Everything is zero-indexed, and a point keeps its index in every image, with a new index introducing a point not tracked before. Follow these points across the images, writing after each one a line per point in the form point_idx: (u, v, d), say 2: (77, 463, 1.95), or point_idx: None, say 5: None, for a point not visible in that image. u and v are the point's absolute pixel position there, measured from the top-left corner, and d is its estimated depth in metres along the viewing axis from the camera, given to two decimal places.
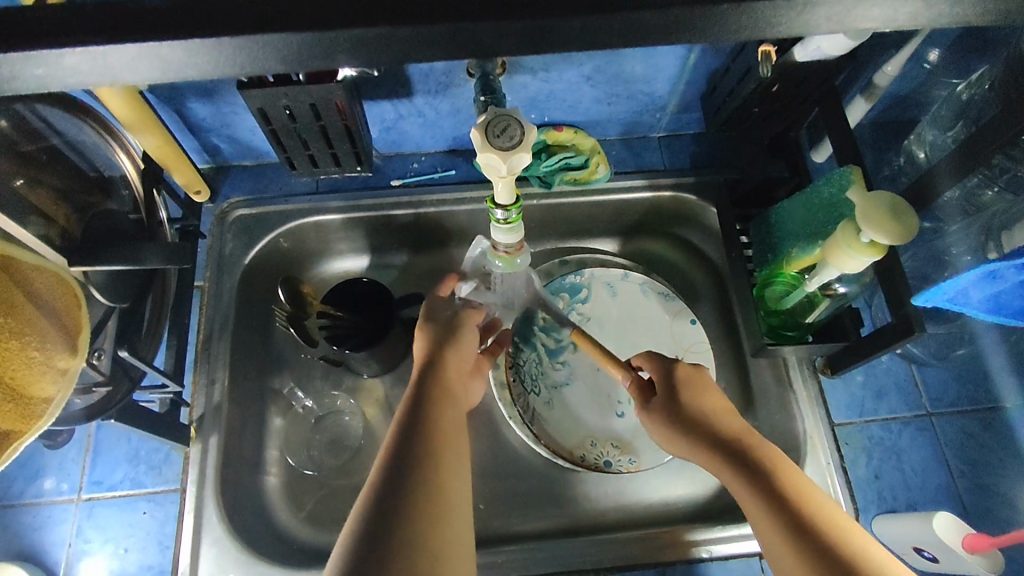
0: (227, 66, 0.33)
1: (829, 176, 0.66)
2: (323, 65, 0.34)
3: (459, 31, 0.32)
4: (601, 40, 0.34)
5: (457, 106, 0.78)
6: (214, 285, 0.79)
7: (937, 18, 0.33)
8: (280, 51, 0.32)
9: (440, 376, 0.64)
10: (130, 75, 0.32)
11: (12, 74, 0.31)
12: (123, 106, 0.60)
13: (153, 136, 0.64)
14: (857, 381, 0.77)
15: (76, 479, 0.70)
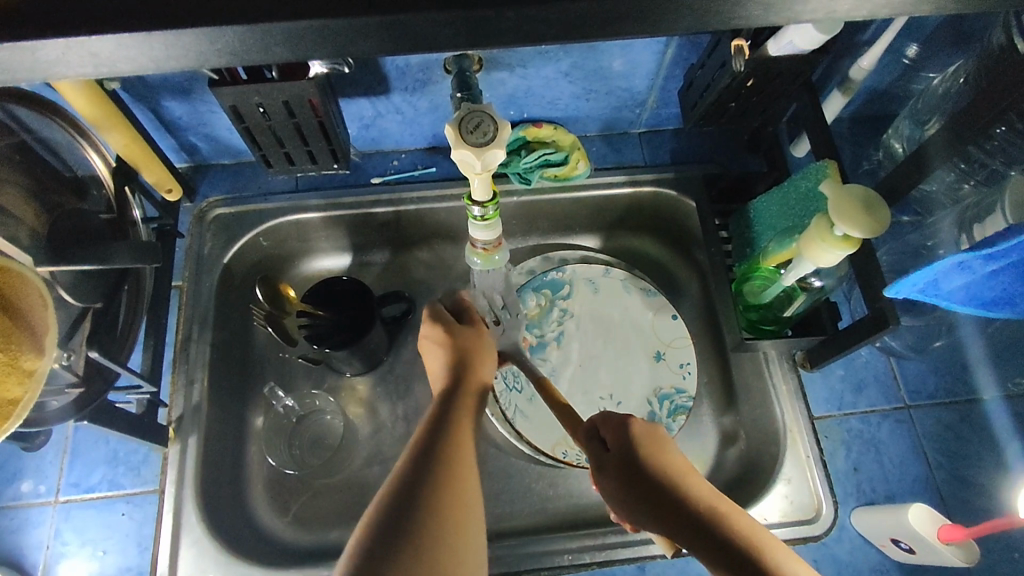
0: (178, 57, 0.32)
1: (806, 171, 0.66)
2: (273, 57, 0.34)
3: (409, 23, 0.32)
4: (555, 32, 0.34)
5: (435, 103, 0.77)
6: (193, 285, 0.78)
7: (886, 8, 0.34)
8: (231, 43, 0.32)
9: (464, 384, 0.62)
10: (80, 66, 0.32)
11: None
12: (84, 104, 0.60)
13: (121, 134, 0.63)
14: (836, 375, 0.77)
15: (54, 481, 0.70)
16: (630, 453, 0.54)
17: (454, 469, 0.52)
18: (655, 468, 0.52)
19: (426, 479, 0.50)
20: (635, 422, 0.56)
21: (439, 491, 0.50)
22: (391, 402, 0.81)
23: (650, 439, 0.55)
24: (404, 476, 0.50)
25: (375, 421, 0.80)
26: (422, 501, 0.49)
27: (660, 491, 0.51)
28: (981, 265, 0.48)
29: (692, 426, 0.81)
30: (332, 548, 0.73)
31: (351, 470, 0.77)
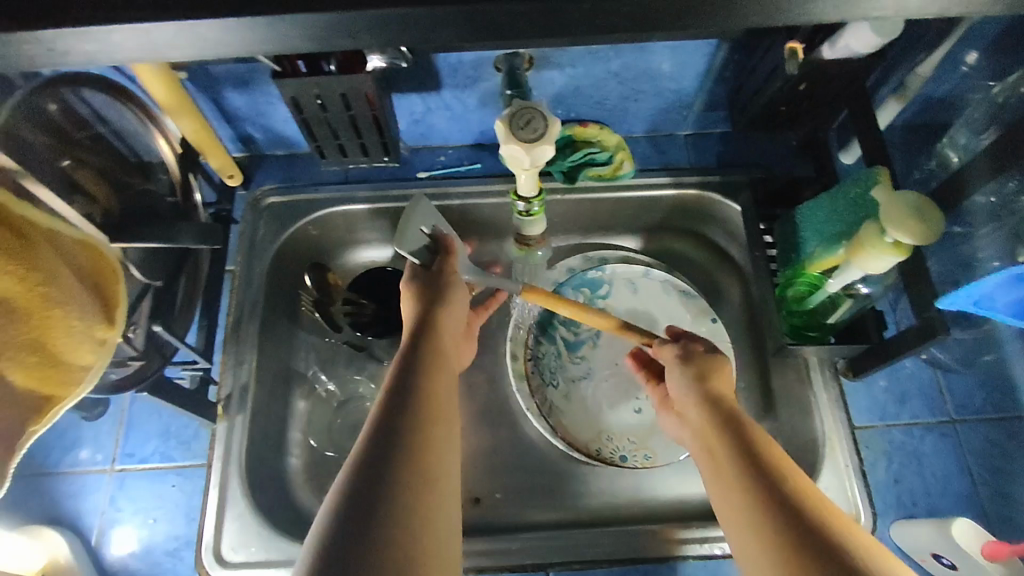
0: (264, 44, 0.35)
1: (855, 176, 0.66)
2: (354, 43, 0.35)
3: (485, 13, 0.34)
4: (622, 24, 0.36)
5: (484, 100, 0.79)
6: (245, 269, 0.81)
7: (958, 6, 0.34)
8: (316, 30, 0.34)
9: (435, 344, 0.62)
10: (178, 49, 0.35)
11: (61, 45, 0.33)
12: (164, 94, 0.62)
13: (191, 121, 0.67)
14: (879, 385, 0.76)
15: (110, 450, 0.73)
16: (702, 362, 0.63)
17: (429, 431, 0.52)
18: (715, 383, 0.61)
19: (398, 447, 0.50)
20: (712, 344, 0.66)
21: (417, 447, 0.50)
22: None
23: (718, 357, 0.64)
24: (375, 442, 0.50)
25: None
26: (402, 453, 0.49)
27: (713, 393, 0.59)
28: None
29: None
30: None
31: None
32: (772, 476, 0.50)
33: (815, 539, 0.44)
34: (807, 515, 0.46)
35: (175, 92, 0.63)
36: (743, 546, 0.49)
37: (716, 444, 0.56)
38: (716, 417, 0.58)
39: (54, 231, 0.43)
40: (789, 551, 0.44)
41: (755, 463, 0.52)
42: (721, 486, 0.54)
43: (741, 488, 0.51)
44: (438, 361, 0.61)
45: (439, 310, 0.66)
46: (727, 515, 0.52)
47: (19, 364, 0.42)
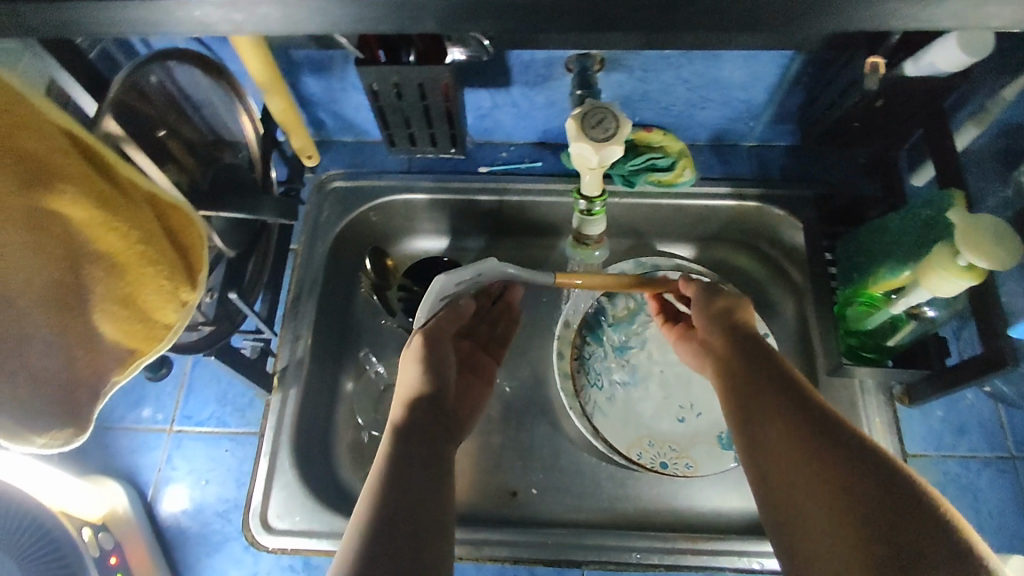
0: (396, 10, 0.40)
1: (930, 197, 0.65)
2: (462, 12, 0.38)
3: None
4: None
5: (552, 99, 0.80)
6: (307, 249, 0.84)
7: None
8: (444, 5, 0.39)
9: (425, 423, 0.62)
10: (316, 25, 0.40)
11: None
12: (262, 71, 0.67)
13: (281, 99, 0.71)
14: (937, 414, 0.74)
15: (170, 411, 0.77)
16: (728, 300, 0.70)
17: (421, 523, 0.52)
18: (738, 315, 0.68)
19: (391, 545, 0.50)
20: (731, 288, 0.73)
21: (408, 545, 0.50)
22: None
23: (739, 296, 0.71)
24: (367, 544, 0.50)
25: None
26: (394, 552, 0.49)
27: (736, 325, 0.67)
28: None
29: None
30: None
31: None
32: (796, 390, 0.58)
33: (840, 433, 0.52)
34: (831, 417, 0.54)
35: (270, 69, 0.66)
36: (756, 446, 0.57)
37: (738, 364, 0.63)
38: (740, 343, 0.65)
39: (155, 194, 0.45)
40: (818, 444, 0.52)
41: (769, 375, 0.60)
42: (740, 399, 0.61)
43: (763, 397, 0.58)
44: (436, 434, 0.62)
45: (430, 383, 0.65)
46: (741, 422, 0.59)
47: (111, 317, 0.45)
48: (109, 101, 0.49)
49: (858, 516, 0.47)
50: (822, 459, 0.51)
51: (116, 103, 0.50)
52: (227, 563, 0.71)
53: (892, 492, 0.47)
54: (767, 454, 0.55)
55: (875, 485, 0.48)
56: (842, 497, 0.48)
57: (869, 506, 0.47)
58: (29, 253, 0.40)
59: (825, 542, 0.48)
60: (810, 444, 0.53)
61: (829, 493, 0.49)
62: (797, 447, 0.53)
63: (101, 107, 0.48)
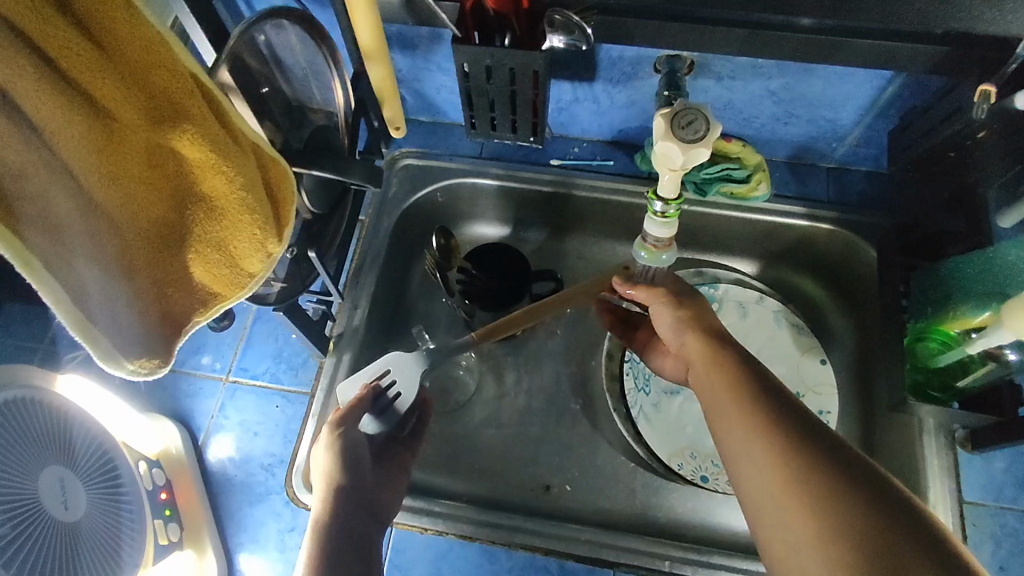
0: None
1: (1018, 240, 0.60)
2: None
3: None
4: None
5: (633, 99, 0.80)
6: (373, 222, 0.85)
7: None
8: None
9: (341, 514, 0.60)
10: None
11: None
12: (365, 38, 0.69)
13: (380, 69, 0.73)
14: (999, 465, 0.71)
15: (228, 361, 0.79)
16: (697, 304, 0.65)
17: None
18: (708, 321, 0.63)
19: None
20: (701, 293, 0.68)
21: None
22: (519, 372, 0.86)
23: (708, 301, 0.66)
24: None
25: (500, 387, 0.86)
26: None
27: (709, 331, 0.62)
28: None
29: None
30: (438, 492, 0.79)
31: (467, 427, 0.84)
32: (781, 397, 0.53)
33: (833, 438, 0.49)
34: (817, 419, 0.52)
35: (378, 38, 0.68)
36: (739, 449, 0.52)
37: (717, 367, 0.58)
38: (718, 349, 0.59)
39: (258, 146, 0.47)
40: (801, 438, 0.49)
41: (755, 377, 0.55)
42: (718, 402, 0.56)
43: (746, 398, 0.54)
44: (359, 528, 0.61)
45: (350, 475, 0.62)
46: (722, 425, 0.55)
47: (202, 259, 0.48)
48: (227, 53, 0.51)
49: (857, 525, 0.43)
50: (816, 465, 0.47)
51: (233, 55, 0.51)
52: (265, 515, 0.72)
53: (889, 507, 0.44)
54: (746, 451, 0.51)
55: (872, 497, 0.45)
56: (830, 515, 0.45)
57: (867, 518, 0.43)
58: (138, 183, 0.43)
59: (811, 536, 0.45)
60: (802, 449, 0.49)
61: (824, 502, 0.45)
62: (786, 451, 0.49)
63: (220, 57, 0.50)
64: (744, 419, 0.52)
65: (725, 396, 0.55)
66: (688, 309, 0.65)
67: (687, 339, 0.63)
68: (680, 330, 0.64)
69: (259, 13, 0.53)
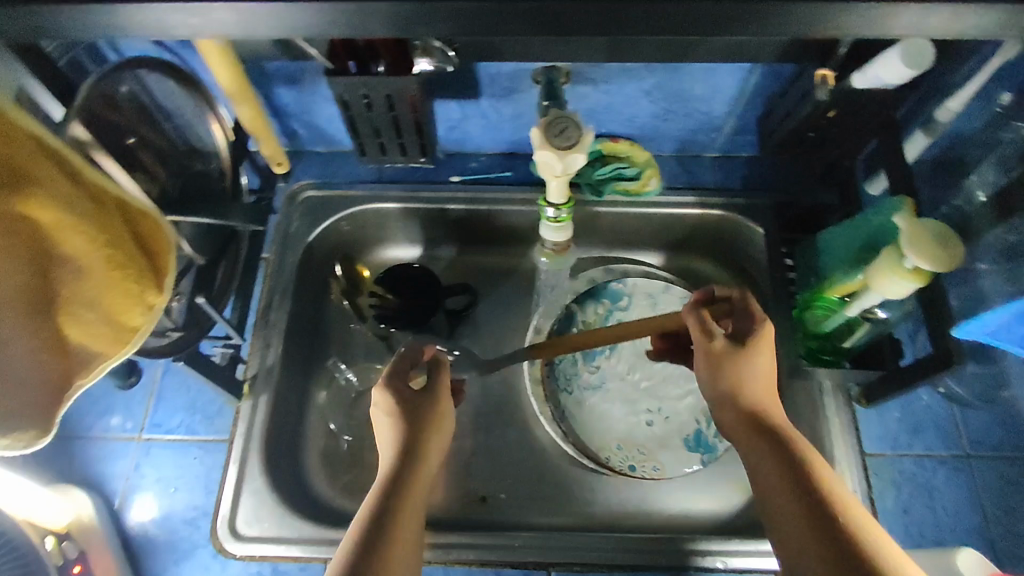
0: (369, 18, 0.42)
1: (883, 204, 0.67)
2: (422, 30, 0.44)
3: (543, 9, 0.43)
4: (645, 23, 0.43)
5: (519, 111, 0.82)
6: (279, 258, 0.85)
7: (923, 23, 0.41)
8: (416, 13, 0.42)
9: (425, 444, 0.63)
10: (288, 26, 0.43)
11: (182, 16, 0.41)
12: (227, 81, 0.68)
13: (248, 108, 0.72)
14: (893, 414, 0.76)
15: (139, 419, 0.76)
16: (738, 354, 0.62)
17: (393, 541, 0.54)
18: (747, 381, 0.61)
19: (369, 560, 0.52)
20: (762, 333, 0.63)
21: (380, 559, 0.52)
22: None
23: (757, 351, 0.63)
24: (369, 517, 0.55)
25: None
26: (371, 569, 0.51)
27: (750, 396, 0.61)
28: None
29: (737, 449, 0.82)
30: None
31: None
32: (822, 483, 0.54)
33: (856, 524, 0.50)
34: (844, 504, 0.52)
35: (238, 77, 0.68)
36: (780, 521, 0.53)
37: (758, 442, 0.58)
38: (764, 433, 0.59)
39: (122, 200, 0.47)
40: (827, 523, 0.51)
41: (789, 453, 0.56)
42: (762, 473, 0.57)
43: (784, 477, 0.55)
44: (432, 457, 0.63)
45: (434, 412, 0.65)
46: (764, 497, 0.56)
47: (72, 319, 0.47)
48: (78, 108, 0.50)
49: None
50: (837, 555, 0.48)
51: (87, 115, 0.51)
52: (193, 571, 0.70)
53: None
54: (782, 532, 0.53)
55: None
56: None
57: None
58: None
59: None
60: (826, 537, 0.50)
61: None
62: (818, 539, 0.50)
63: (70, 113, 0.49)
64: (781, 497, 0.54)
65: (768, 472, 0.56)
66: (729, 371, 0.62)
67: (726, 407, 0.62)
68: (719, 391, 0.62)
69: (118, 62, 0.55)
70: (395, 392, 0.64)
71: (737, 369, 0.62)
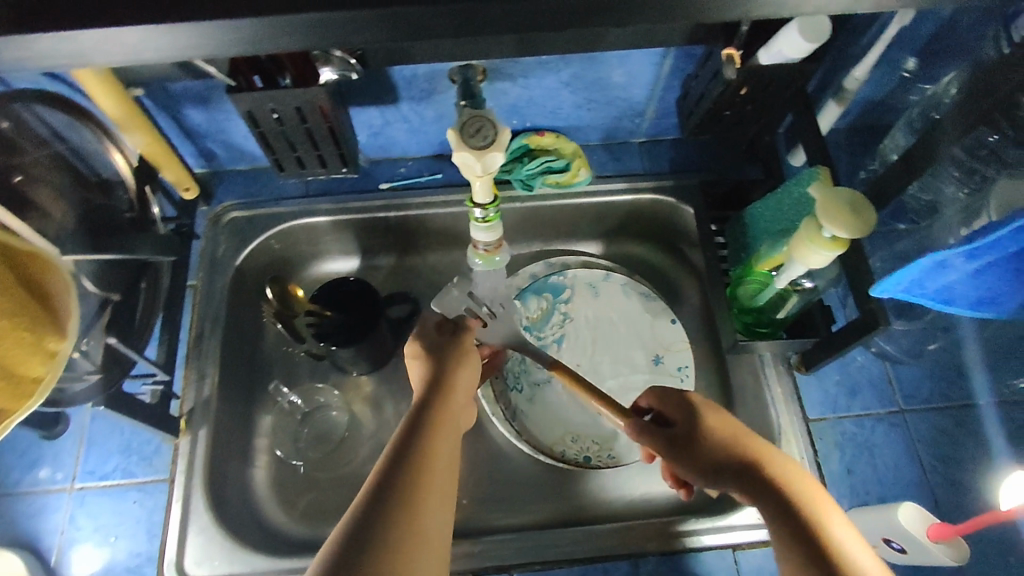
0: (246, 37, 0.41)
1: (801, 174, 0.68)
2: (306, 43, 0.42)
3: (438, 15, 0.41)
4: (537, 20, 0.43)
5: (441, 112, 0.81)
6: (207, 284, 0.82)
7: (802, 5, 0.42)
8: (289, 29, 0.40)
9: (454, 382, 0.63)
10: (152, 50, 0.40)
11: (40, 45, 0.38)
12: (115, 108, 0.64)
13: (144, 135, 0.68)
14: (832, 378, 0.78)
15: (70, 469, 0.73)
16: (691, 426, 0.58)
17: (428, 461, 0.53)
18: (718, 443, 0.57)
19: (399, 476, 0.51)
20: (694, 400, 0.60)
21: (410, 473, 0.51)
22: (396, 401, 0.84)
23: (709, 414, 0.59)
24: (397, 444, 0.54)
25: (379, 418, 0.84)
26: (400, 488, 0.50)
27: (723, 462, 0.56)
28: (1011, 244, 0.48)
29: None
30: None
31: (352, 467, 0.81)
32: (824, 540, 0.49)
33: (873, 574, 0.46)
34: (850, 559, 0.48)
35: (125, 104, 0.65)
36: None
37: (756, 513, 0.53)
38: (759, 497, 0.53)
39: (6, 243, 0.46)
40: None
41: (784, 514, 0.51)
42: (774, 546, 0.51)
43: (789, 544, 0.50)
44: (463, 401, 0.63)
45: (464, 356, 0.65)
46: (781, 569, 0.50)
47: None
48: None
49: None
50: None
51: None
52: None
53: None
54: None
55: None
56: None
57: None
58: None
59: None
60: None
61: None
62: None
63: None
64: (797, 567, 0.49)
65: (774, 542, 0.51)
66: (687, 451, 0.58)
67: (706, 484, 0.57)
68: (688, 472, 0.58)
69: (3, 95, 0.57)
70: (423, 337, 0.67)
71: (695, 439, 0.58)
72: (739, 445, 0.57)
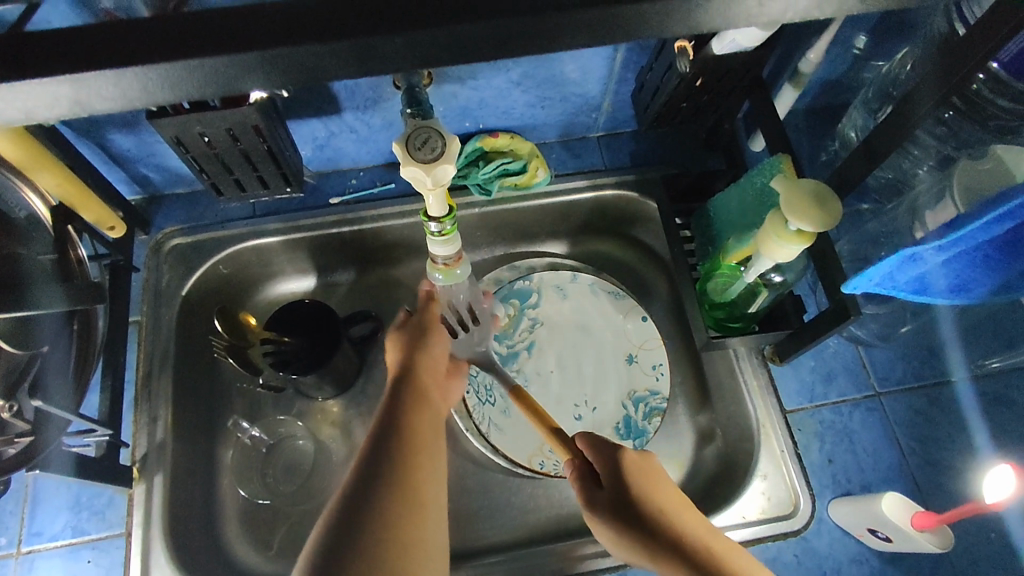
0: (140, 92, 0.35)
1: (762, 164, 0.67)
2: None
3: (371, 47, 0.35)
4: None
5: (389, 119, 0.77)
6: (152, 319, 0.77)
7: None
8: (184, 77, 0.34)
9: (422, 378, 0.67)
10: (10, 112, 0.34)
11: None
12: (11, 148, 0.60)
13: (52, 174, 0.64)
14: (806, 366, 0.77)
15: (15, 532, 0.68)
16: (620, 488, 0.56)
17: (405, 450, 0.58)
18: (638, 501, 0.55)
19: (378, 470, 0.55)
20: (626, 452, 0.58)
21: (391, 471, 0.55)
22: (366, 423, 0.81)
23: (633, 468, 0.57)
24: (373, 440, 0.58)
25: (349, 443, 0.80)
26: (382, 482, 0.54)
27: (640, 520, 0.54)
28: (980, 235, 0.47)
29: (667, 427, 0.81)
30: None
31: (323, 497, 0.77)
32: None
33: None
34: None
35: (23, 146, 0.61)
36: None
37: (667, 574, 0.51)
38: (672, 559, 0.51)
39: None
40: None
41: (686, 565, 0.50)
42: None
43: None
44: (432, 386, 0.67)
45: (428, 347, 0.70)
46: None
47: None
48: None
49: None
50: None
51: None
52: None
53: None
54: None
55: None
56: None
57: None
58: None
59: None
60: None
61: None
62: None
63: None
64: None
65: None
66: (618, 519, 0.55)
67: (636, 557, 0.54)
68: (618, 542, 0.55)
69: None
70: (401, 326, 0.72)
71: (626, 504, 0.55)
72: (664, 508, 0.54)
